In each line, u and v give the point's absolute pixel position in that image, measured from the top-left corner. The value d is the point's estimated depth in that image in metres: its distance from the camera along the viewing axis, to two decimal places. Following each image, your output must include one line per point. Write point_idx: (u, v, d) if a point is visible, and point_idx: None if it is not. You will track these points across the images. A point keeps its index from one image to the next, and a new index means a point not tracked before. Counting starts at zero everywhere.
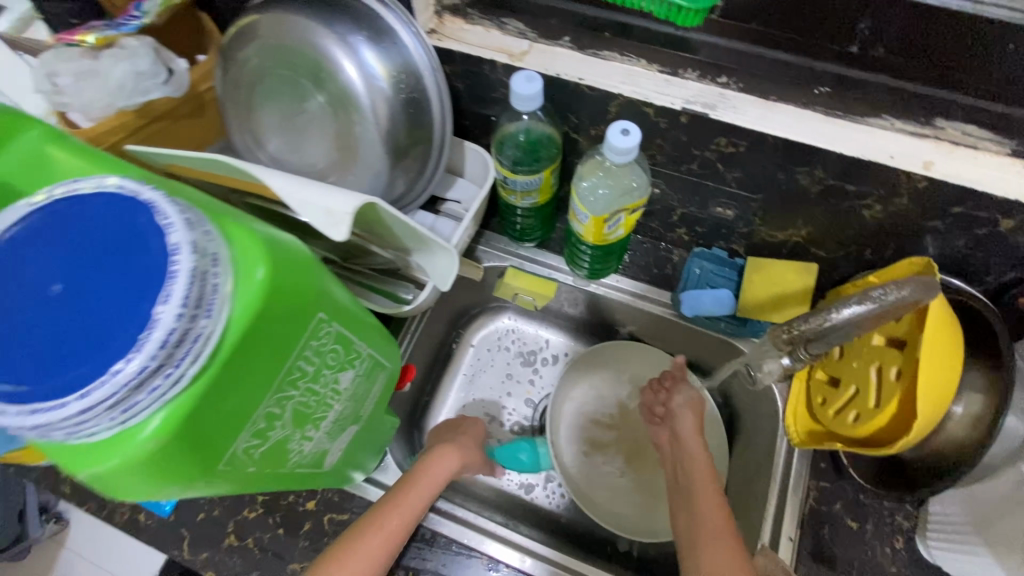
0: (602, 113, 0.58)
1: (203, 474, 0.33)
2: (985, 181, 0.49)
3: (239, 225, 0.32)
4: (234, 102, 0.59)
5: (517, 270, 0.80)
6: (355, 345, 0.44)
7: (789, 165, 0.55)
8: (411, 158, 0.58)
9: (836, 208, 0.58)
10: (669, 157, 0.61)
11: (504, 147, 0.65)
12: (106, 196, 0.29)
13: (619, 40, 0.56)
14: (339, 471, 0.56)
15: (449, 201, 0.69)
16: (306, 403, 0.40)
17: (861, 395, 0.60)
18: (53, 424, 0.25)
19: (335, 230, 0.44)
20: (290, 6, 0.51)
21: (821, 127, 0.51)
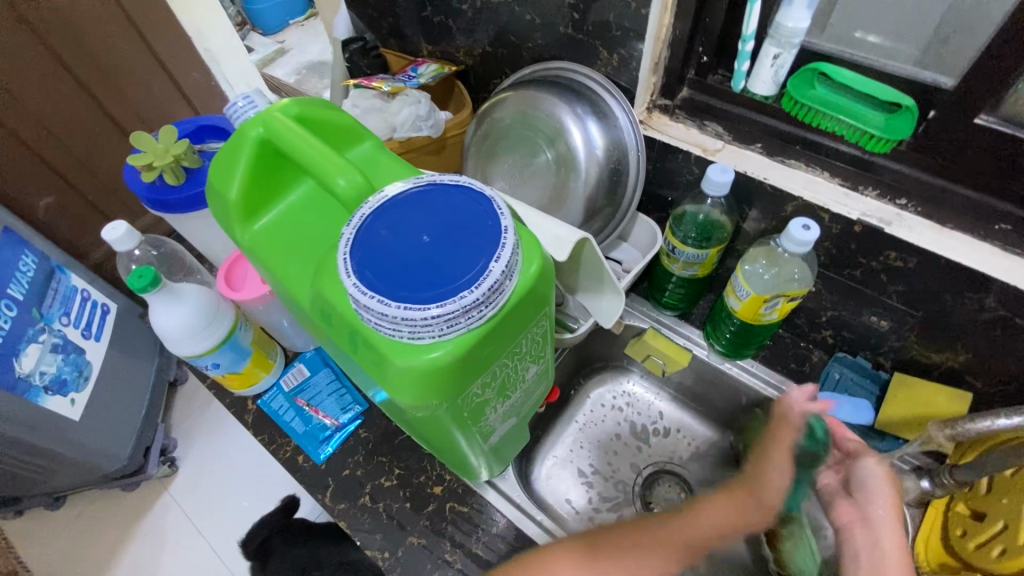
0: (778, 209, 0.68)
1: (449, 399, 0.44)
2: None
3: (523, 229, 0.46)
4: (479, 150, 0.80)
5: (656, 331, 0.87)
6: (544, 343, 0.56)
7: (957, 289, 0.60)
8: (600, 215, 0.74)
9: (1001, 338, 0.61)
10: (833, 259, 0.68)
11: (681, 222, 0.76)
12: (458, 188, 0.43)
13: (806, 152, 0.67)
14: (485, 454, 0.66)
15: (612, 260, 0.83)
16: (508, 374, 0.51)
17: (1008, 530, 0.57)
18: (413, 322, 0.37)
19: (558, 251, 0.56)
20: (545, 91, 0.71)
21: (993, 259, 0.58)
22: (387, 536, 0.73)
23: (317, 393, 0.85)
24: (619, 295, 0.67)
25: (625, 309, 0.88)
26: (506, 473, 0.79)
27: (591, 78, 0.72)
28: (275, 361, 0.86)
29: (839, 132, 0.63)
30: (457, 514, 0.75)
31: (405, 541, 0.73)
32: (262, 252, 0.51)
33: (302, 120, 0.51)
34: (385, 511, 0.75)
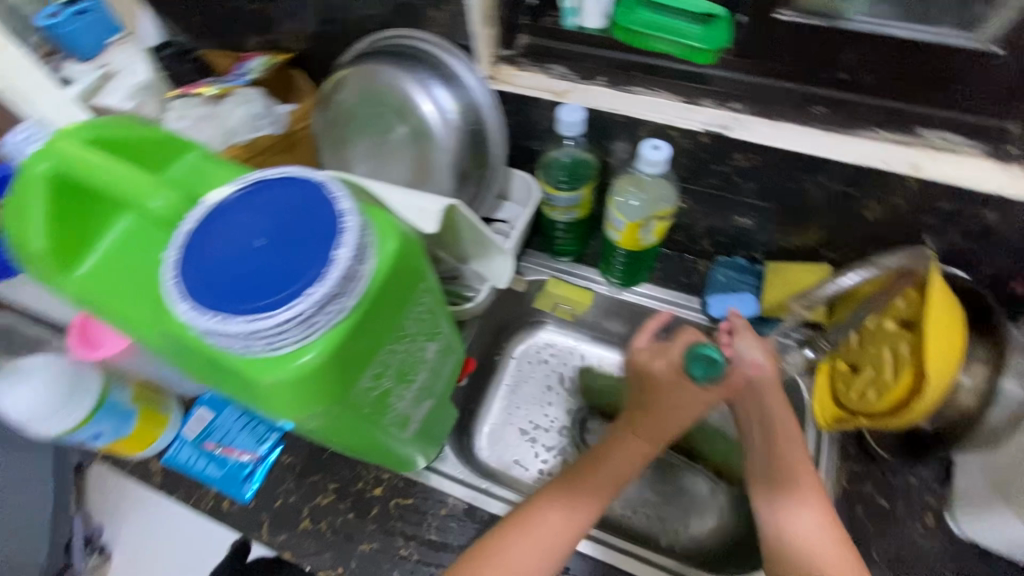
0: (635, 133, 0.69)
1: (339, 401, 0.42)
2: (965, 178, 0.59)
3: (374, 208, 0.43)
4: (331, 137, 0.75)
5: (557, 279, 0.90)
6: (437, 319, 0.55)
7: (798, 174, 0.66)
8: (472, 181, 0.71)
9: (842, 209, 0.67)
10: (690, 173, 0.72)
11: (550, 170, 0.78)
12: (289, 180, 0.40)
13: (646, 76, 0.68)
14: (411, 445, 0.64)
15: (499, 221, 0.80)
16: (401, 362, 0.50)
17: (879, 373, 0.64)
18: (265, 330, 0.34)
19: (426, 223, 0.55)
20: (382, 61, 0.67)
21: (822, 140, 0.63)
22: (337, 552, 0.71)
23: (228, 431, 0.79)
24: (507, 255, 0.66)
25: (524, 264, 0.90)
26: (445, 453, 0.78)
27: (426, 40, 0.68)
28: (171, 412, 0.79)
29: (669, 52, 0.65)
30: (403, 508, 0.74)
31: (356, 550, 0.71)
32: (94, 300, 0.45)
33: (98, 141, 0.45)
34: (329, 531, 0.72)
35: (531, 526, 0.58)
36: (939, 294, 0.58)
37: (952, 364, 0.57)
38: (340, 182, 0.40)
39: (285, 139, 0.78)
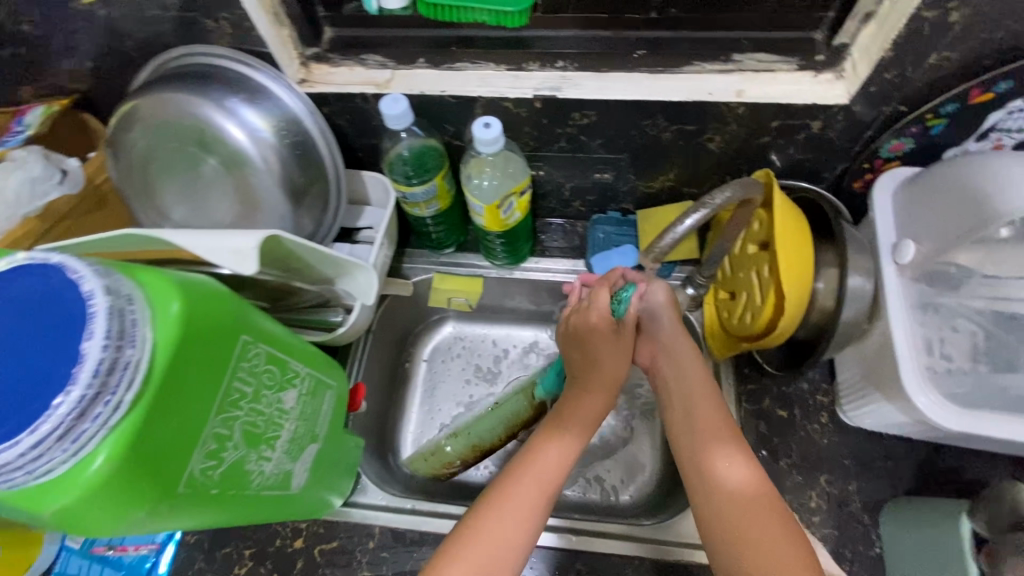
0: (471, 116, 0.52)
1: (167, 496, 0.33)
2: (794, 92, 0.44)
3: (147, 268, 0.33)
4: (135, 188, 0.52)
5: (443, 274, 0.67)
6: (291, 363, 0.43)
7: (634, 121, 0.49)
8: (312, 199, 0.52)
9: (686, 151, 0.52)
10: (540, 141, 0.54)
11: (395, 166, 0.57)
12: (18, 268, 0.30)
13: (466, 51, 0.50)
14: (317, 506, 0.51)
15: (362, 230, 0.60)
16: (257, 422, 0.39)
17: (749, 297, 0.50)
18: (12, 462, 0.27)
19: (244, 268, 0.40)
20: (166, 84, 0.47)
21: (649, 84, 0.46)
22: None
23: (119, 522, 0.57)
24: (367, 269, 0.49)
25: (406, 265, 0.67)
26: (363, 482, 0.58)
27: (215, 54, 0.48)
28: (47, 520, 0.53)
29: (483, 22, 0.46)
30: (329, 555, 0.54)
31: None
32: None
33: None
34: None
35: (500, 502, 0.43)
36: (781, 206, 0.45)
37: (805, 282, 0.46)
38: (91, 257, 0.31)
39: (88, 198, 0.55)
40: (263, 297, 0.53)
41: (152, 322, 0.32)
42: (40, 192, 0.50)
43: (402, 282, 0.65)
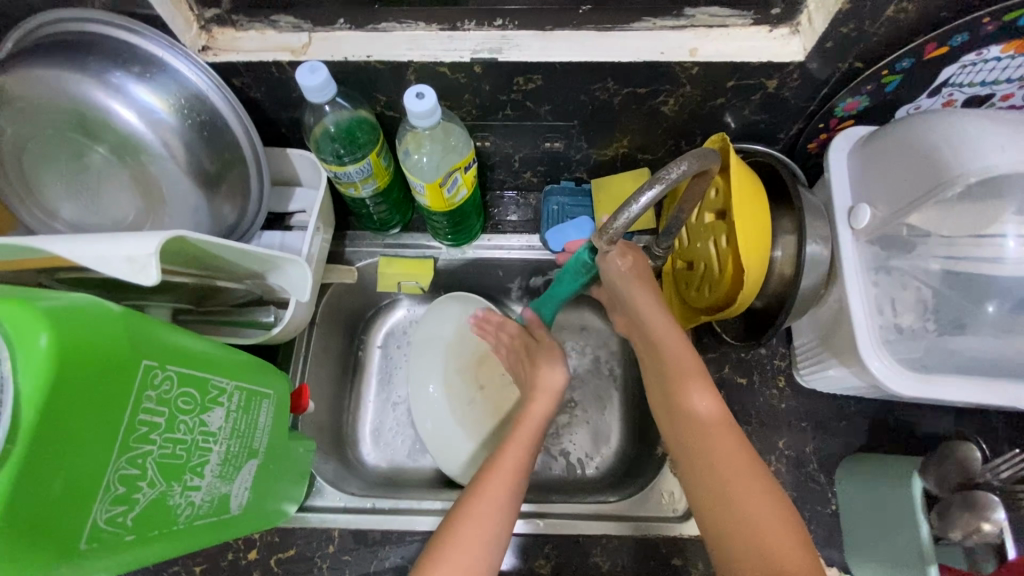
0: (509, 83, 0.68)
1: (66, 554, 0.37)
2: (741, 52, 0.64)
3: (10, 301, 0.36)
4: (13, 183, 0.65)
5: (388, 258, 0.90)
6: (212, 386, 0.50)
7: (584, 87, 0.69)
8: (229, 181, 0.68)
9: (643, 111, 0.73)
10: (479, 110, 0.74)
11: (323, 144, 0.72)
12: None
13: (390, 7, 0.64)
14: (254, 509, 0.62)
15: (295, 213, 0.82)
16: (176, 446, 0.45)
17: (709, 269, 0.73)
18: None
19: (144, 273, 0.47)
20: (28, 63, 0.57)
21: (593, 42, 0.65)
22: (311, 535, 0.74)
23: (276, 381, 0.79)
24: (298, 263, 0.64)
25: (352, 250, 0.91)
26: (388, 376, 1.01)
27: (93, 20, 0.59)
28: None
29: None
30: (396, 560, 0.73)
31: (330, 550, 0.74)
32: None
33: None
34: (304, 512, 0.76)
35: (499, 463, 0.64)
36: (737, 177, 0.66)
37: (762, 258, 0.66)
38: None
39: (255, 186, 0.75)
40: (191, 298, 0.67)
41: (23, 359, 0.35)
42: (193, 116, 0.62)
43: (345, 269, 0.89)
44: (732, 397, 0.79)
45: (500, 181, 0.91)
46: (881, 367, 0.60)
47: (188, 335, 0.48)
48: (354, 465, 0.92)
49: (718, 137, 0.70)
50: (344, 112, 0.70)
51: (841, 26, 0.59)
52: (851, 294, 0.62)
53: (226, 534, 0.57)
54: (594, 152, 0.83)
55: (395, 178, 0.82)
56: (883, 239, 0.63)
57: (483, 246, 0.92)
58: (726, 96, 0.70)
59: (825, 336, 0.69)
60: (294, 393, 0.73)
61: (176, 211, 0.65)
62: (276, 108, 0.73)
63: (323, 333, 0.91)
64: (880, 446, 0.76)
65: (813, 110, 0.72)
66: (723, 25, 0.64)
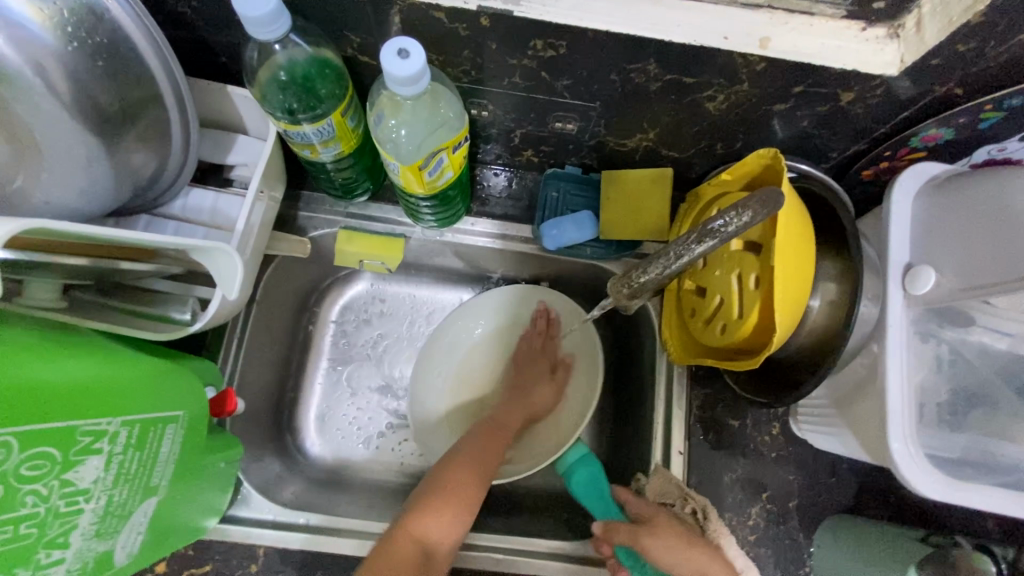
0: (525, 46, 0.53)
1: None
2: (822, 54, 0.50)
3: None
4: None
5: (351, 231, 0.76)
6: (83, 433, 0.37)
7: (618, 65, 0.54)
8: (139, 128, 0.51)
9: (682, 103, 0.59)
10: (483, 72, 0.58)
11: (271, 92, 0.56)
12: None
13: None
14: (154, 543, 0.52)
15: (235, 167, 0.65)
16: (21, 524, 0.34)
17: (726, 305, 0.62)
18: None
19: None
20: None
21: (642, 9, 0.49)
22: (231, 551, 0.65)
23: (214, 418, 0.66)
24: (231, 255, 0.51)
25: (307, 216, 0.75)
26: (342, 355, 0.89)
27: None
28: None
29: None
30: None
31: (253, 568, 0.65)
32: None
33: None
34: (225, 523, 0.66)
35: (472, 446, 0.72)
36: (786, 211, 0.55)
37: (794, 311, 0.56)
38: None
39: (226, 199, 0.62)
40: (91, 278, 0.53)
41: None
42: (81, 36, 0.45)
43: (297, 241, 0.74)
44: (721, 440, 0.71)
45: (494, 154, 0.76)
46: (905, 457, 0.52)
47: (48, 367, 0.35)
48: (293, 457, 0.82)
49: (770, 149, 0.58)
50: (299, 50, 0.53)
51: (958, 42, 0.46)
52: (890, 367, 0.54)
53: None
54: (612, 140, 0.68)
55: (364, 138, 0.66)
56: (940, 309, 0.53)
57: (464, 230, 0.78)
58: (787, 102, 0.57)
59: (842, 400, 0.61)
60: (219, 396, 0.61)
61: (56, 162, 0.49)
62: (215, 36, 0.56)
63: (265, 309, 0.77)
64: (871, 507, 0.70)
65: (882, 133, 0.59)
66: (808, 12, 0.49)
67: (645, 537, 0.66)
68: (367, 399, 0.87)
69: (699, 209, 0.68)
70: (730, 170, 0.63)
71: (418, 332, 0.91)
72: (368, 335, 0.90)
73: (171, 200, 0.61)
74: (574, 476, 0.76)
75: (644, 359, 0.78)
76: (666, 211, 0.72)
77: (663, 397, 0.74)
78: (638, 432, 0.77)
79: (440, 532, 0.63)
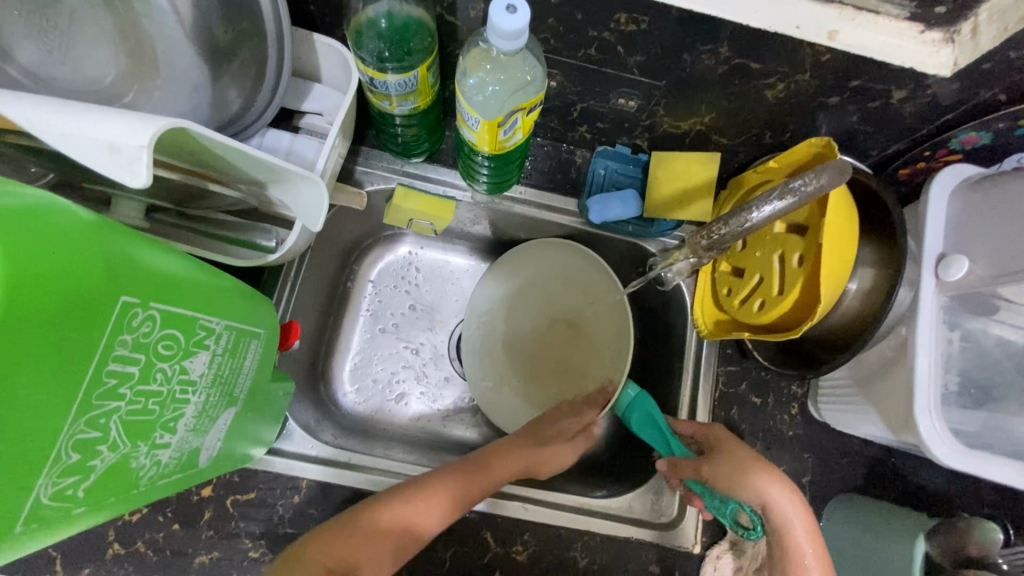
0: (609, 18, 0.56)
1: None
2: (884, 50, 0.54)
3: None
4: None
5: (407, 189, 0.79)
6: (200, 325, 0.40)
7: (692, 45, 0.58)
8: (242, 61, 0.54)
9: (742, 89, 0.63)
10: (562, 41, 0.61)
11: (363, 39, 0.59)
12: None
13: None
14: (220, 458, 0.53)
15: (309, 114, 0.68)
16: (150, 400, 0.36)
17: (766, 282, 0.66)
18: None
19: (131, 171, 0.35)
20: None
21: None
22: (274, 481, 0.68)
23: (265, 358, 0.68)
24: (317, 186, 0.53)
25: (364, 170, 0.78)
26: (378, 313, 0.91)
27: None
28: None
29: None
30: None
31: (293, 499, 0.67)
32: None
33: None
34: (270, 455, 0.68)
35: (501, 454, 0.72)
36: (837, 195, 0.59)
37: (836, 289, 0.60)
38: None
39: (302, 142, 0.65)
40: (173, 197, 0.55)
41: None
42: None
43: (353, 193, 0.76)
44: (744, 415, 0.75)
45: (548, 128, 0.80)
46: (928, 427, 0.57)
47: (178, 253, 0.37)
48: (327, 406, 0.84)
49: (821, 139, 0.63)
50: (402, 5, 0.58)
51: (1010, 49, 0.51)
52: (920, 346, 0.58)
53: (189, 483, 0.49)
54: (667, 121, 0.72)
55: (436, 97, 0.69)
56: (965, 294, 0.58)
57: (512, 198, 0.81)
58: (841, 96, 0.61)
59: (865, 379, 0.66)
60: (282, 329, 0.64)
61: (166, 84, 0.52)
62: None
63: (315, 258, 0.80)
64: (878, 487, 0.74)
65: (924, 133, 0.64)
66: (875, 11, 0.54)
67: (706, 466, 0.67)
68: (401, 357, 0.90)
69: (744, 194, 0.72)
70: (778, 157, 0.68)
71: (453, 297, 0.94)
72: (404, 294, 0.93)
73: (249, 138, 0.64)
74: (630, 413, 0.77)
75: (674, 336, 0.82)
76: (708, 193, 0.76)
77: (691, 371, 0.78)
78: (664, 405, 0.81)
79: (412, 528, 0.61)
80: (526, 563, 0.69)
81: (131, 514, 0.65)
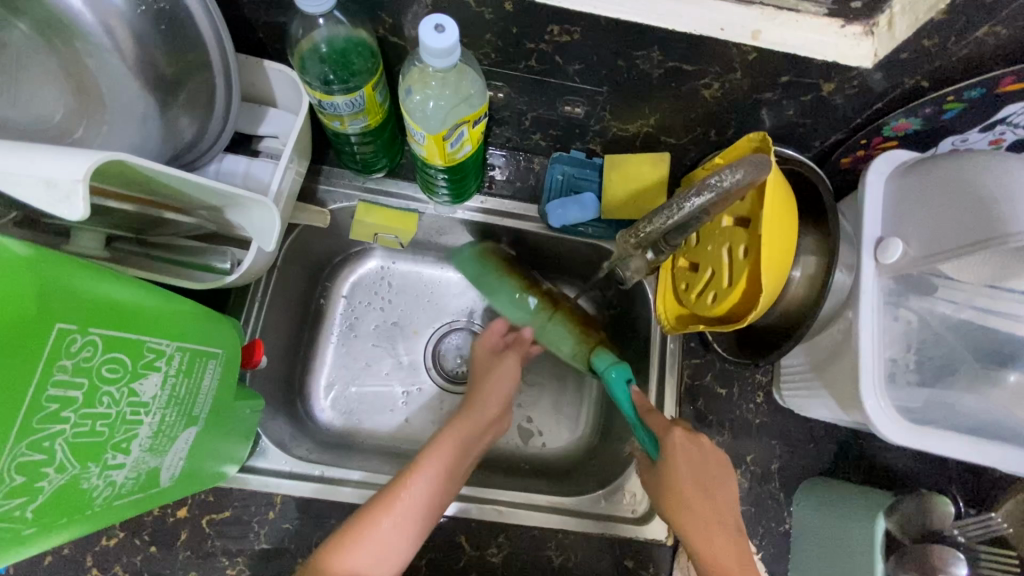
0: (543, 30, 0.58)
1: None
2: (807, 46, 0.56)
3: None
4: None
5: (369, 204, 0.81)
6: (147, 347, 0.41)
7: (626, 52, 0.60)
8: (190, 93, 0.56)
9: (681, 90, 0.66)
10: (502, 55, 0.63)
11: (308, 63, 0.61)
12: None
13: None
14: (187, 477, 0.55)
15: (266, 138, 0.69)
16: (98, 422, 0.37)
17: (716, 275, 0.68)
18: None
19: (66, 205, 0.36)
20: None
21: (648, 3, 0.55)
22: (249, 498, 0.69)
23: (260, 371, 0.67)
24: (268, 209, 0.55)
25: (326, 189, 0.80)
26: (353, 328, 0.93)
27: None
28: None
29: None
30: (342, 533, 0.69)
31: (268, 514, 0.68)
32: None
33: None
34: (244, 473, 0.70)
35: (462, 421, 0.72)
36: (774, 186, 0.61)
37: (779, 279, 0.62)
38: None
39: (259, 166, 0.66)
40: (134, 227, 0.57)
41: None
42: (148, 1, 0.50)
43: (317, 211, 0.78)
44: (710, 407, 0.77)
45: (504, 137, 0.82)
46: (875, 407, 0.58)
47: (118, 281, 0.39)
48: (304, 422, 0.86)
49: (758, 134, 0.65)
50: (340, 28, 0.59)
51: (924, 38, 0.53)
52: (863, 329, 0.60)
53: (152, 503, 0.50)
54: (615, 125, 0.74)
55: (388, 114, 0.71)
56: (904, 276, 0.60)
57: (473, 208, 0.83)
58: (775, 91, 0.63)
59: (820, 363, 0.67)
60: (246, 348, 0.65)
61: (117, 117, 0.54)
62: (261, 18, 0.61)
63: (283, 277, 0.81)
64: (845, 469, 0.75)
65: (859, 123, 0.66)
66: (794, 9, 0.56)
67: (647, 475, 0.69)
68: (376, 369, 0.92)
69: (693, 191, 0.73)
70: (723, 153, 0.69)
71: (426, 309, 0.95)
72: (376, 308, 0.94)
73: (206, 164, 0.65)
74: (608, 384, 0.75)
75: (639, 332, 0.84)
76: (662, 191, 0.78)
77: (657, 366, 0.80)
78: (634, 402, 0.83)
79: (392, 550, 0.59)
80: (501, 565, 0.70)
81: (109, 538, 0.66)
